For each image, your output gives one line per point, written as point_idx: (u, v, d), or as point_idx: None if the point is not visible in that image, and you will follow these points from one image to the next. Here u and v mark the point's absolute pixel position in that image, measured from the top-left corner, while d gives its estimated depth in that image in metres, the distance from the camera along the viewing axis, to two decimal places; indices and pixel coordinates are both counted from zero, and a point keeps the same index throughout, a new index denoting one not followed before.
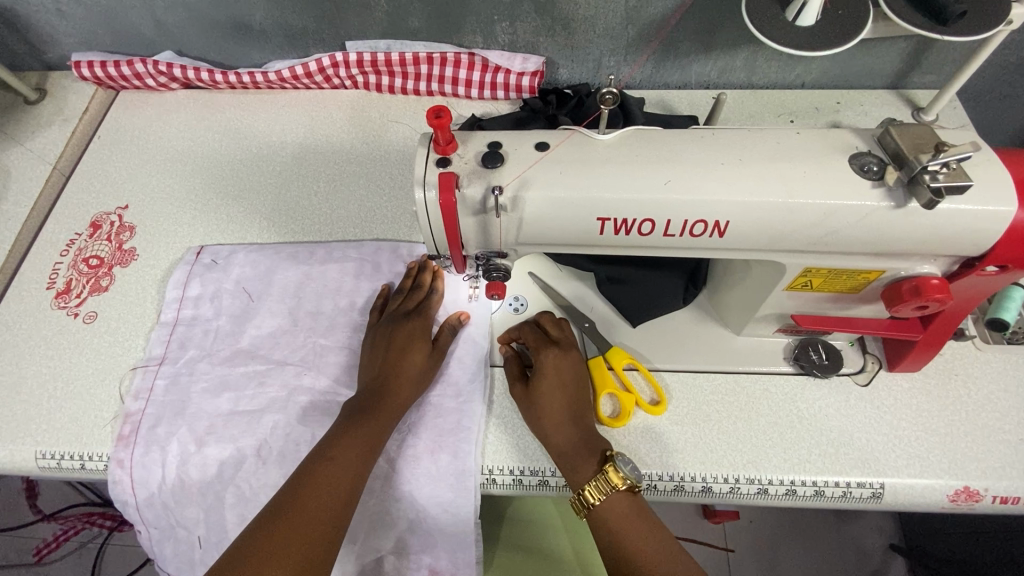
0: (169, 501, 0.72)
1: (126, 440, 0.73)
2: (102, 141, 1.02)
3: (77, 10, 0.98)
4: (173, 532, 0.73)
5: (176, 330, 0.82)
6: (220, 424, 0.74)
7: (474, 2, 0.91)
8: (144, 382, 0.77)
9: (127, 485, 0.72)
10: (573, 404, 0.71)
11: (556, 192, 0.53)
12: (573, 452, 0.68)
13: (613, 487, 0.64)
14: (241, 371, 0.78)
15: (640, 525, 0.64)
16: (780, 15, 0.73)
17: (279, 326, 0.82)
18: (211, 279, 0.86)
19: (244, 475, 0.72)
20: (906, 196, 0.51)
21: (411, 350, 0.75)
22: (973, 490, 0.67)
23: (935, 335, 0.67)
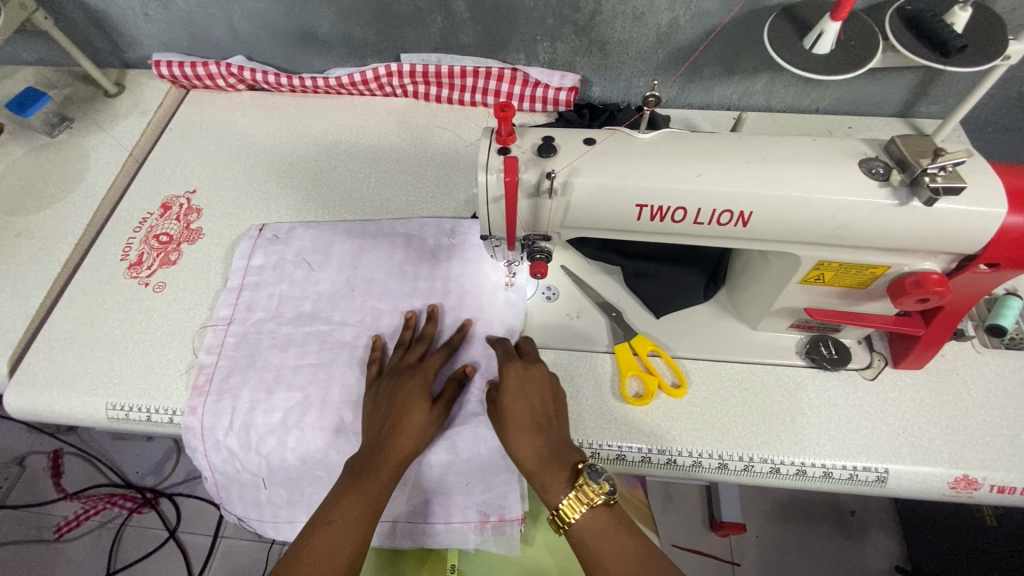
0: (234, 446, 0.78)
1: (201, 389, 0.81)
2: (173, 133, 1.13)
3: (163, 16, 1.10)
4: (238, 476, 0.80)
5: (242, 294, 0.90)
6: (287, 373, 0.82)
7: (521, 22, 1.01)
8: (215, 338, 0.86)
9: (198, 431, 0.79)
10: (539, 415, 0.71)
11: (602, 179, 0.61)
12: (541, 468, 0.67)
13: (588, 501, 0.64)
14: (304, 329, 0.86)
15: (620, 536, 0.63)
16: (799, 43, 0.82)
17: (337, 289, 0.90)
18: (274, 251, 0.94)
19: (306, 420, 0.79)
20: (909, 195, 0.58)
21: (409, 410, 0.74)
22: (972, 478, 0.73)
23: (937, 332, 0.73)
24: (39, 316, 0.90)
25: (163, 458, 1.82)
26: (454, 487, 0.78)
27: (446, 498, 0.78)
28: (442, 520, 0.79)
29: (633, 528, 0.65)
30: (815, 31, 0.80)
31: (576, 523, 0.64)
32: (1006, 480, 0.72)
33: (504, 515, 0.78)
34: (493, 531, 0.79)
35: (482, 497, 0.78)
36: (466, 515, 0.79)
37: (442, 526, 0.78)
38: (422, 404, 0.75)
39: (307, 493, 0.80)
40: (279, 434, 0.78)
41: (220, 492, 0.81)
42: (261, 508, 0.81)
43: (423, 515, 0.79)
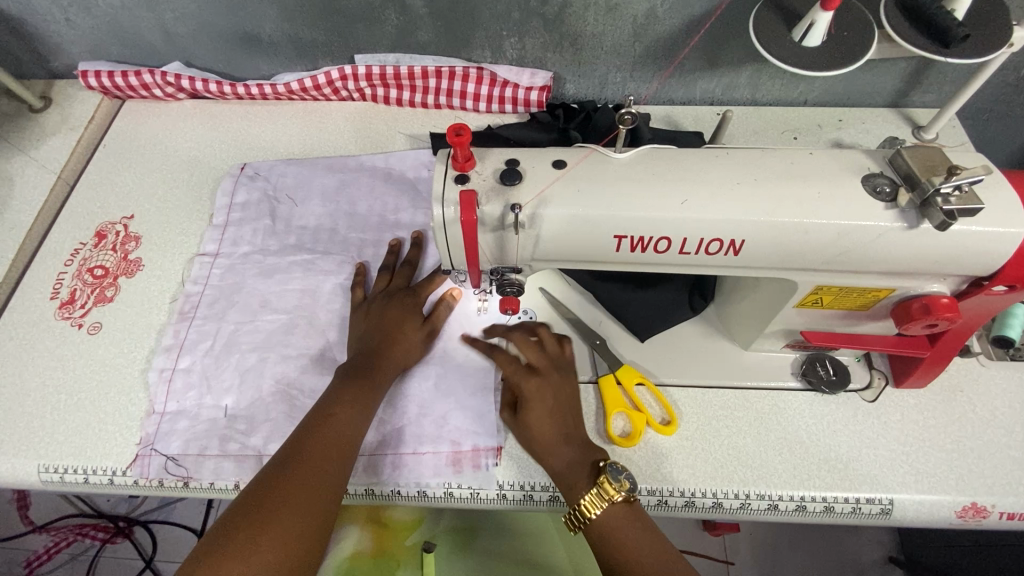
0: (208, 370, 0.78)
1: (186, 315, 0.83)
2: (108, 151, 1.02)
3: (86, 20, 0.98)
4: (196, 409, 0.76)
5: (226, 231, 0.91)
6: (273, 298, 0.84)
7: (484, 17, 0.92)
8: (201, 270, 0.87)
9: (176, 350, 0.80)
10: (564, 424, 0.70)
11: (574, 210, 0.53)
12: (566, 470, 0.67)
13: (608, 498, 0.63)
14: (289, 260, 0.88)
15: (638, 534, 0.63)
16: (787, 36, 0.75)
17: (321, 223, 0.92)
18: (256, 188, 0.94)
19: (291, 338, 0.81)
20: (918, 217, 0.52)
21: (400, 326, 0.76)
22: (980, 506, 0.68)
23: (942, 352, 0.68)
24: None
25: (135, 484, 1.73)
26: (432, 411, 0.74)
27: (417, 426, 0.73)
28: (410, 451, 0.72)
29: (649, 522, 0.64)
30: (804, 21, 0.73)
31: (596, 521, 0.63)
32: (1015, 506, 0.68)
33: (478, 446, 0.72)
34: (466, 466, 0.71)
35: (456, 424, 0.73)
36: (437, 445, 0.72)
37: (411, 457, 0.72)
38: (411, 322, 0.77)
39: (267, 423, 0.74)
40: (262, 354, 0.80)
41: (164, 431, 0.75)
42: (205, 447, 0.73)
43: (391, 446, 0.72)
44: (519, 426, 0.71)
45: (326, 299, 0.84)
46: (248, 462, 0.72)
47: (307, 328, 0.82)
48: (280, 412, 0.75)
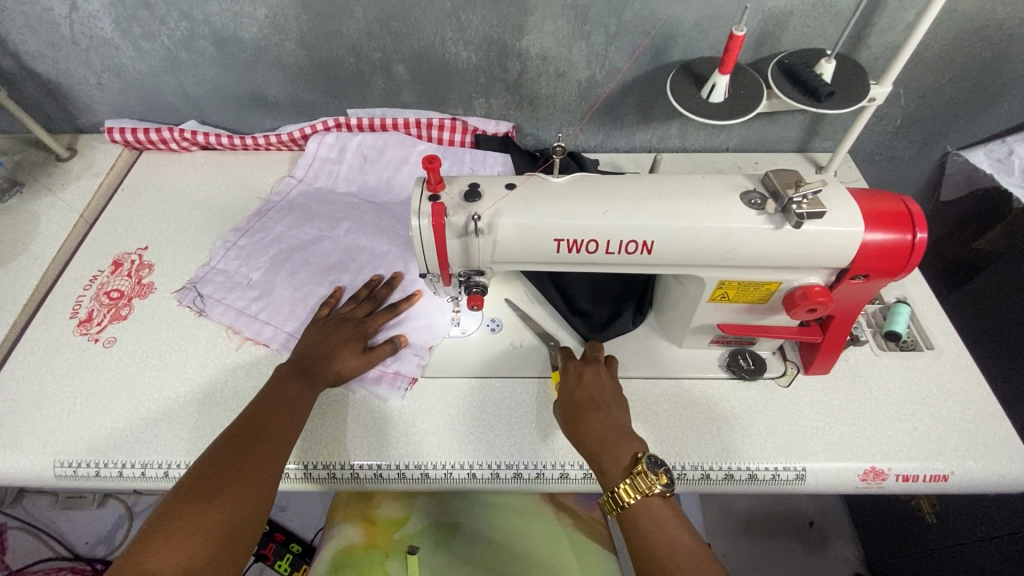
0: (253, 247, 1.04)
1: (260, 213, 1.10)
2: (126, 193, 1.16)
3: (116, 84, 1.15)
4: (233, 271, 1.01)
5: (313, 164, 1.17)
6: (317, 219, 1.09)
7: (457, 82, 1.11)
8: (283, 188, 1.15)
9: (242, 230, 1.07)
10: (608, 415, 0.77)
11: (521, 220, 0.68)
12: (602, 452, 0.73)
13: (648, 486, 0.68)
14: (341, 202, 1.14)
15: (671, 524, 0.67)
16: (698, 93, 0.95)
17: (366, 185, 1.16)
18: (343, 140, 1.18)
19: (315, 250, 1.04)
20: (782, 219, 0.68)
21: (341, 350, 0.84)
22: (878, 469, 0.80)
23: (834, 338, 0.82)
24: None
25: (113, 526, 1.71)
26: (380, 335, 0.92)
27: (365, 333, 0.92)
28: None
29: (682, 518, 0.69)
30: (709, 83, 0.93)
31: (629, 508, 0.68)
32: (908, 468, 0.80)
33: (400, 370, 0.89)
34: (385, 383, 0.88)
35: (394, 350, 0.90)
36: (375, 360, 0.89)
37: None
38: (355, 350, 0.85)
39: (271, 296, 0.97)
40: (287, 255, 1.03)
41: (206, 277, 1.00)
42: (223, 298, 0.97)
43: None
44: (567, 406, 0.79)
45: (348, 233, 1.06)
46: (245, 318, 0.95)
47: (325, 248, 1.04)
48: (296, 287, 0.98)
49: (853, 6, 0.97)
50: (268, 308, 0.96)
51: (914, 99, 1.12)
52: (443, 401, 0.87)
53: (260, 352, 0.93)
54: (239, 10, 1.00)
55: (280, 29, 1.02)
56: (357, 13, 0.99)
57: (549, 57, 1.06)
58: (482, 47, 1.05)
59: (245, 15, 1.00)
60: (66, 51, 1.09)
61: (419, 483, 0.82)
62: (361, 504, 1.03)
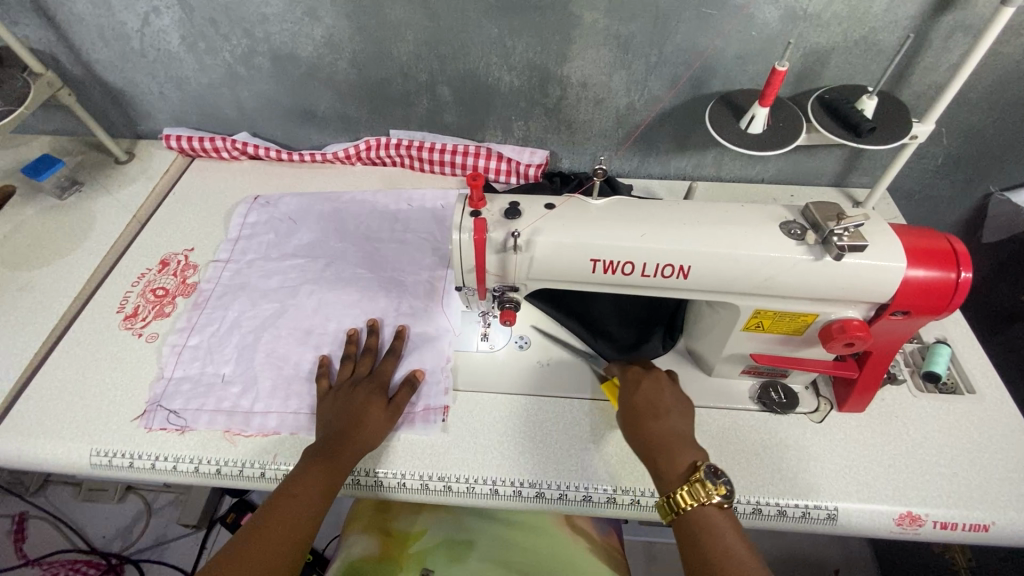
0: (213, 343, 0.96)
1: (200, 304, 1.01)
2: (177, 196, 1.22)
3: (177, 94, 1.22)
4: (199, 374, 0.92)
5: (239, 242, 1.11)
6: (266, 289, 1.03)
7: (498, 105, 1.15)
8: (214, 272, 1.06)
9: (190, 327, 0.98)
10: (665, 417, 0.77)
11: (559, 238, 0.70)
12: (660, 452, 0.74)
13: (705, 494, 0.68)
14: (285, 263, 1.08)
15: (729, 536, 0.66)
16: (736, 124, 0.96)
17: (318, 238, 1.13)
18: (267, 213, 1.17)
19: (284, 318, 0.99)
20: (822, 251, 0.67)
21: (365, 409, 0.81)
22: (915, 515, 0.77)
23: (871, 376, 0.81)
24: (30, 368, 0.94)
25: (132, 521, 1.74)
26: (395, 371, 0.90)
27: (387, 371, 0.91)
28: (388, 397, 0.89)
29: (746, 536, 0.67)
30: (747, 114, 0.94)
31: (684, 513, 0.68)
32: (948, 516, 0.77)
33: (429, 405, 0.87)
34: (421, 421, 0.86)
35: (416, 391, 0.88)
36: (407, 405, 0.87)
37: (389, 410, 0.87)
38: (379, 404, 0.83)
39: (258, 386, 0.90)
40: (258, 331, 0.97)
41: (169, 391, 0.90)
42: (203, 403, 0.88)
43: None
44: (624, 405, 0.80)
45: (312, 295, 1.02)
46: (239, 416, 0.87)
47: (292, 317, 0.99)
48: (269, 375, 0.91)
49: (897, 45, 0.97)
50: (255, 410, 0.87)
51: (956, 138, 1.11)
52: (466, 417, 0.88)
53: (274, 440, 0.85)
54: (298, 30, 1.05)
55: (334, 49, 1.08)
56: (409, 36, 1.04)
57: (589, 84, 1.08)
58: (525, 73, 1.08)
59: (303, 34, 1.06)
60: (134, 62, 1.16)
61: (443, 499, 0.82)
62: (377, 515, 1.04)
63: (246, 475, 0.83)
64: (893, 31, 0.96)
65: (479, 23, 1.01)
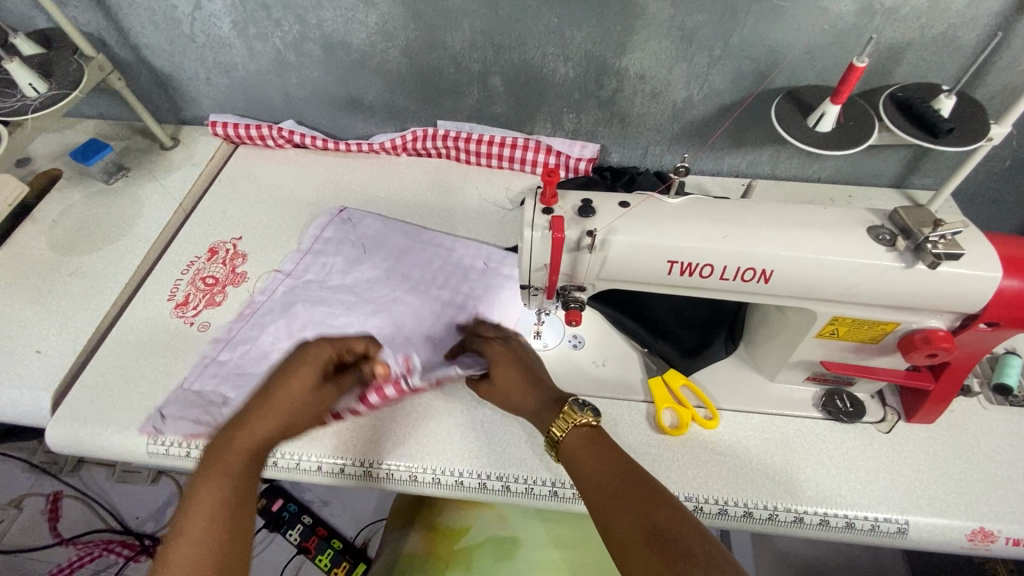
0: (248, 332, 0.96)
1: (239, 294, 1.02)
2: (222, 184, 1.21)
3: (224, 80, 1.20)
4: (229, 361, 0.93)
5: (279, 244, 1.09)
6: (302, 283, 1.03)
7: (550, 97, 1.12)
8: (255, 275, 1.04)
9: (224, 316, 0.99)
10: (527, 375, 0.79)
11: (636, 238, 0.67)
12: (538, 409, 0.75)
13: (572, 423, 0.69)
14: (322, 259, 1.06)
15: (608, 455, 0.66)
16: (804, 122, 0.92)
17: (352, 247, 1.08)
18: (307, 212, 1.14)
19: (319, 312, 0.98)
20: (913, 258, 0.65)
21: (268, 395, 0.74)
22: (988, 531, 0.75)
23: (947, 387, 0.78)
24: (84, 354, 0.95)
25: (164, 503, 1.76)
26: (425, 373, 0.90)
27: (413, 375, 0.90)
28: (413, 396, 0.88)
29: (618, 447, 0.67)
30: (817, 111, 0.90)
31: (562, 445, 0.69)
32: (1021, 533, 0.74)
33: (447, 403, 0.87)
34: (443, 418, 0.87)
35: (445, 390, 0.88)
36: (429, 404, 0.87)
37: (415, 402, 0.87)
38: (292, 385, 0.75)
39: None
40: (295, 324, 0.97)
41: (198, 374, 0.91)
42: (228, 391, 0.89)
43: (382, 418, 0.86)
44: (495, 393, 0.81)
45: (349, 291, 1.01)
46: None
47: (329, 311, 0.98)
48: None
49: (976, 42, 0.93)
50: None
51: None
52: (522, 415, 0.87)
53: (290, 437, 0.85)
54: (351, 17, 1.03)
55: (387, 36, 1.05)
56: (464, 25, 1.02)
57: (647, 77, 1.05)
58: (581, 64, 1.05)
59: (356, 21, 1.04)
60: (183, 47, 1.15)
61: (505, 497, 0.81)
62: (422, 509, 1.03)
63: (301, 468, 0.83)
64: (974, 27, 0.91)
65: (539, 13, 0.98)
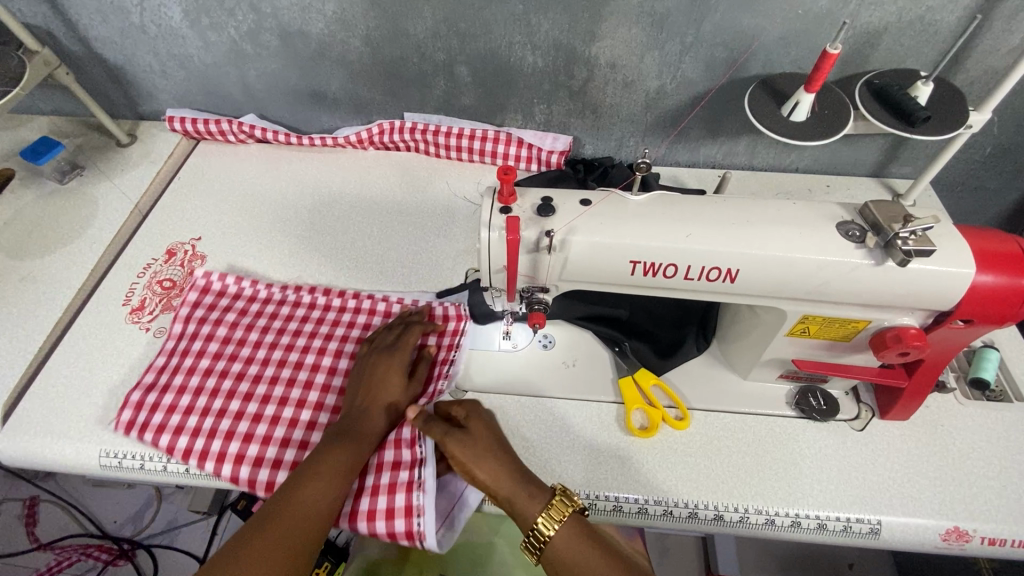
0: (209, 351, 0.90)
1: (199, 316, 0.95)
2: (182, 182, 1.17)
3: (180, 72, 1.15)
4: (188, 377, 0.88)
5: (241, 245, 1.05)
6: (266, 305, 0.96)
7: (519, 87, 1.08)
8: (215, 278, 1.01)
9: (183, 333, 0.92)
10: (503, 452, 0.74)
11: (597, 238, 0.64)
12: (512, 494, 0.70)
13: (564, 513, 0.68)
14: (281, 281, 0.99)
15: (597, 551, 0.66)
16: (777, 111, 0.88)
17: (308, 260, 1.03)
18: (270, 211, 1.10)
19: None
20: (884, 255, 0.62)
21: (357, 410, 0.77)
22: (962, 530, 0.73)
23: (921, 384, 0.76)
24: (34, 364, 0.91)
25: (142, 506, 1.72)
26: None
27: None
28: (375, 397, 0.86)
29: (605, 542, 0.68)
30: (791, 99, 0.86)
31: (549, 544, 0.67)
32: (995, 531, 0.73)
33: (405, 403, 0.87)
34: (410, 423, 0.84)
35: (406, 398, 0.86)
36: None
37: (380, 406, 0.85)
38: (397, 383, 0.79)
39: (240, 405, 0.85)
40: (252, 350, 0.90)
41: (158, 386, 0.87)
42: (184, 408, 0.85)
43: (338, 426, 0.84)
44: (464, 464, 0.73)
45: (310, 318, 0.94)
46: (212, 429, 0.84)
47: None
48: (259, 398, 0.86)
49: (954, 27, 0.90)
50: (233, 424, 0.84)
51: (1008, 128, 1.04)
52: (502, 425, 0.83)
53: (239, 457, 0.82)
54: (308, 5, 0.98)
55: (347, 26, 1.01)
56: (426, 12, 0.97)
57: (618, 65, 1.02)
58: (550, 52, 1.01)
59: (313, 10, 0.99)
60: (135, 39, 1.09)
61: (483, 506, 0.78)
62: None
63: None
64: (951, 11, 0.89)
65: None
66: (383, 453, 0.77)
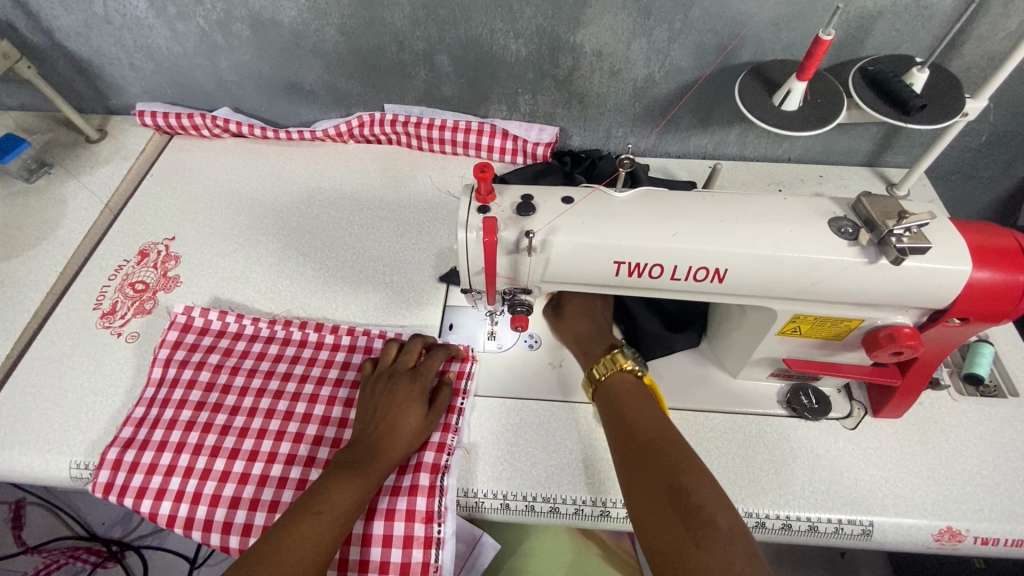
0: None
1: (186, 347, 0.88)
2: (155, 179, 1.13)
3: (149, 64, 1.10)
4: None
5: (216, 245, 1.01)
6: None
7: (502, 76, 1.04)
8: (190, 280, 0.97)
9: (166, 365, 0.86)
10: (595, 325, 0.85)
11: (579, 238, 0.62)
12: (586, 346, 0.83)
13: (620, 365, 0.73)
14: None
15: (644, 402, 0.70)
16: (768, 100, 0.85)
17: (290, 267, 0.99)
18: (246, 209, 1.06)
19: None
20: (877, 253, 0.60)
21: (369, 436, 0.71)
22: (955, 530, 0.72)
23: (914, 382, 0.74)
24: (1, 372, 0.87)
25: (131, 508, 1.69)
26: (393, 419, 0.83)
27: None
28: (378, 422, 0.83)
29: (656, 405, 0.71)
30: (783, 88, 0.83)
31: (604, 383, 0.74)
32: (989, 531, 0.72)
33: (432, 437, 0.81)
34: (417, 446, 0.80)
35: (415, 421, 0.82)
36: None
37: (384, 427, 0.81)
38: (415, 414, 0.74)
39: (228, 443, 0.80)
40: None
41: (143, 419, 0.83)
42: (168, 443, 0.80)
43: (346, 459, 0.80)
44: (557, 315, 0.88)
45: None
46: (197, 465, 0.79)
47: None
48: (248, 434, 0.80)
49: (950, 11, 0.87)
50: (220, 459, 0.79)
51: (1004, 115, 1.01)
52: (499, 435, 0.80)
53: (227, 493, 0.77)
54: None
55: (320, 14, 0.96)
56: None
57: (604, 53, 0.98)
58: (533, 40, 0.97)
59: None
60: (99, 29, 1.05)
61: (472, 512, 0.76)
62: None
63: None
64: None
65: None
66: (395, 498, 0.71)
